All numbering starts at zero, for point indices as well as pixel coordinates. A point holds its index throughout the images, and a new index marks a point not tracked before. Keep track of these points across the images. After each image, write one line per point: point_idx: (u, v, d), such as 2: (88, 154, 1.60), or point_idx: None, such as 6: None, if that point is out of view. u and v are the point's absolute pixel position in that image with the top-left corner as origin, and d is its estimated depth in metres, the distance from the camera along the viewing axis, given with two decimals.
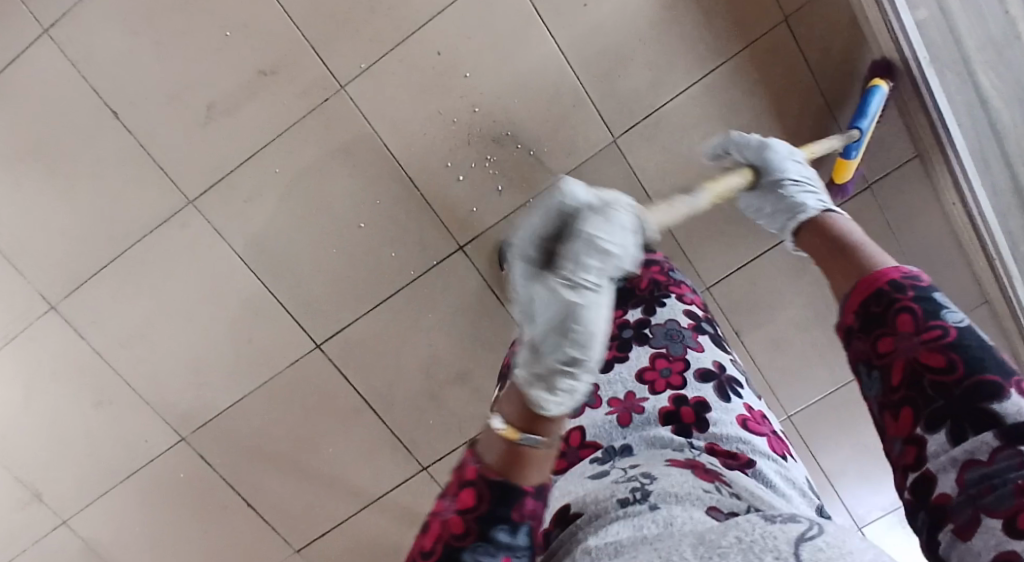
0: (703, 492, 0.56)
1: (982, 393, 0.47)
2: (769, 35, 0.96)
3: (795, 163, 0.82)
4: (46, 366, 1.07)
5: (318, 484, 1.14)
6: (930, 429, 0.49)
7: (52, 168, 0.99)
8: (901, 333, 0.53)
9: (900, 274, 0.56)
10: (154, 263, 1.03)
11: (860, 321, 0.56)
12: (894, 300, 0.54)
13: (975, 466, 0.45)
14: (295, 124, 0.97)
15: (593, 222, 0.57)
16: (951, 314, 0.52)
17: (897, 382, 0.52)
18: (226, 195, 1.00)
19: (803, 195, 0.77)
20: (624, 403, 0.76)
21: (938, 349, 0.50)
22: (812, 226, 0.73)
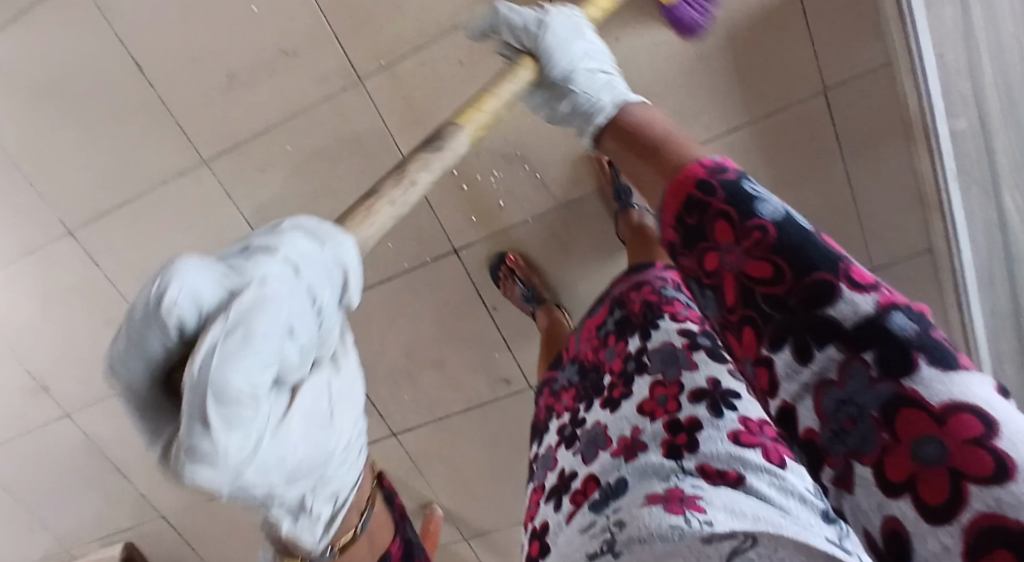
0: (665, 527, 0.54)
1: (818, 295, 0.44)
2: (803, 106, 0.92)
3: (583, 47, 0.84)
4: (60, 283, 1.15)
5: None
6: (775, 347, 0.47)
7: (75, 107, 1.02)
8: (723, 245, 0.51)
9: (705, 170, 0.55)
10: (166, 210, 1.08)
11: (678, 236, 0.55)
12: (708, 207, 0.52)
13: (830, 387, 0.43)
14: (310, 107, 0.98)
15: (219, 356, 0.43)
16: (766, 206, 0.50)
17: (733, 301, 0.50)
18: (239, 162, 1.03)
19: (594, 89, 0.83)
20: (628, 444, 0.69)
21: (759, 256, 0.48)
22: (616, 126, 0.78)
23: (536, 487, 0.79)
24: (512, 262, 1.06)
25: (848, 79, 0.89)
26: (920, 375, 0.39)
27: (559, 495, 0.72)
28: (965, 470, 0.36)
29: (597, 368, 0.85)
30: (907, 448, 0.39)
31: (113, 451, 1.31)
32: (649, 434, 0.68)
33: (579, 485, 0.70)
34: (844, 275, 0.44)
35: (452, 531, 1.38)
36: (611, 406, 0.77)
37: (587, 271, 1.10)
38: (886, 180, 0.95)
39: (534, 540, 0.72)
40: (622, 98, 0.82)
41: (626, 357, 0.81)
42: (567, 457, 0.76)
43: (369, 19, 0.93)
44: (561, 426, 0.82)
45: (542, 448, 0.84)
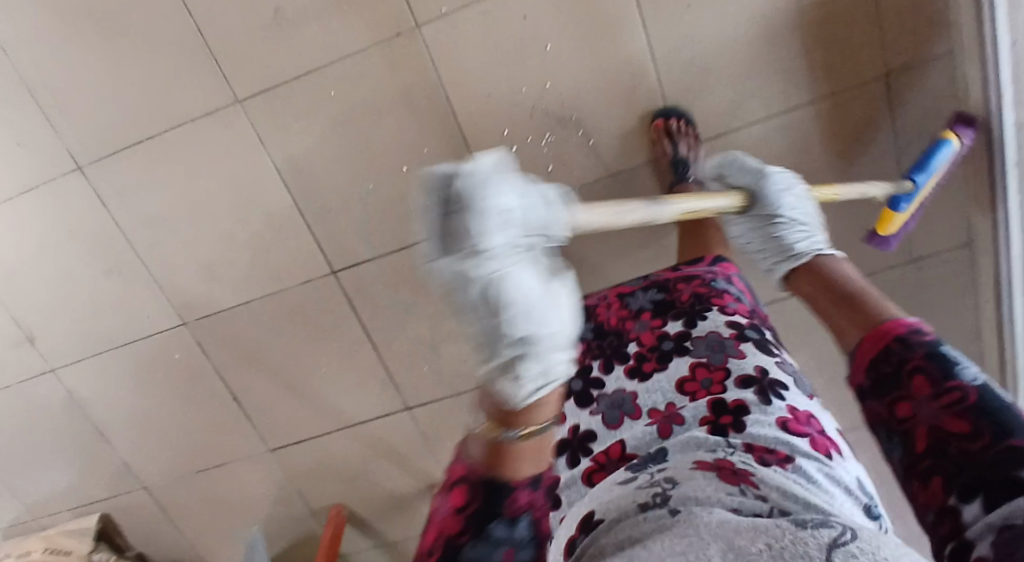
0: (727, 495, 0.49)
1: (1004, 459, 0.43)
2: (865, 87, 0.91)
3: (802, 201, 0.76)
4: (61, 223, 1.07)
5: (309, 394, 1.19)
6: (964, 499, 0.44)
7: (104, 31, 0.96)
8: (919, 397, 0.51)
9: (905, 329, 0.56)
10: (189, 151, 1.01)
11: (871, 382, 0.56)
12: (907, 361, 0.53)
13: (1007, 530, 0.40)
14: (361, 52, 0.94)
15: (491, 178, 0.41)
16: (968, 371, 0.50)
17: (922, 449, 0.49)
18: (276, 104, 0.97)
19: (795, 236, 0.75)
20: (662, 416, 0.69)
21: (960, 414, 0.47)
22: (816, 280, 0.72)
23: None
24: None
25: (912, 64, 0.90)
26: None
27: (576, 453, 0.71)
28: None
29: (619, 335, 0.80)
30: None
31: (97, 412, 1.22)
32: (690, 412, 0.67)
33: (603, 445, 0.70)
34: None
35: None
36: (641, 376, 0.75)
37: (626, 249, 1.06)
38: None
39: None
40: (819, 255, 0.74)
41: (662, 335, 0.77)
42: (582, 415, 0.75)
43: None
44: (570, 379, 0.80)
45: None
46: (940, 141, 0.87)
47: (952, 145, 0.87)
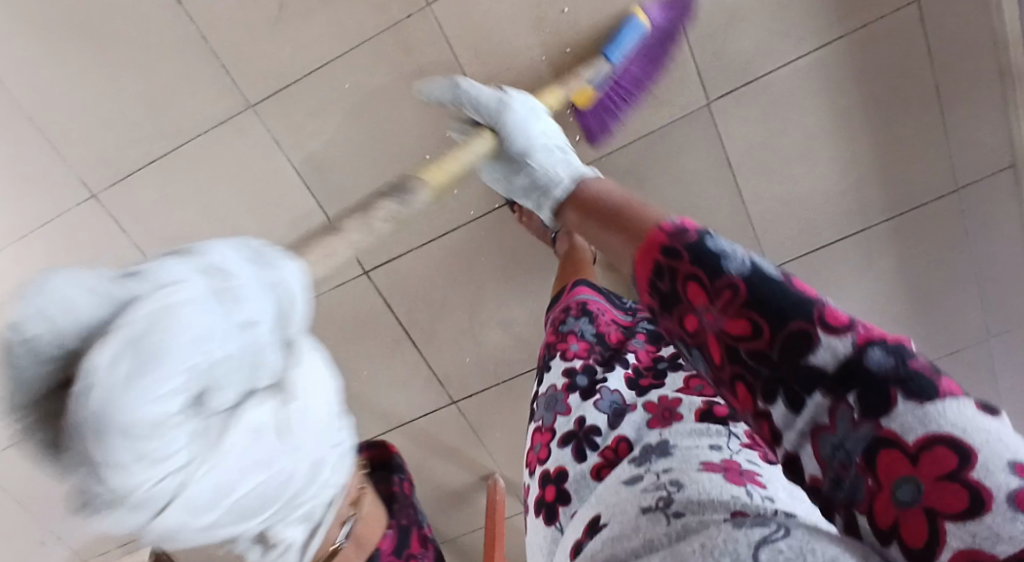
0: (731, 497, 0.46)
1: (792, 349, 0.39)
2: (896, 16, 0.88)
3: (544, 128, 0.85)
4: (80, 255, 1.03)
5: (354, 398, 1.17)
6: (769, 400, 0.40)
7: (99, 50, 0.91)
8: (698, 306, 0.44)
9: (665, 236, 0.47)
10: (204, 165, 0.97)
11: (653, 301, 0.47)
12: (677, 271, 0.45)
13: (824, 436, 0.38)
14: (371, 39, 0.90)
15: (108, 389, 0.33)
16: (733, 261, 0.43)
17: (719, 360, 0.43)
18: (290, 104, 0.93)
19: (551, 163, 0.82)
20: (662, 413, 0.64)
21: (733, 313, 0.41)
22: (587, 204, 0.65)
23: (541, 428, 0.71)
24: None
25: None
26: (894, 411, 0.35)
27: (581, 444, 0.65)
28: (939, 508, 0.33)
29: (620, 346, 0.78)
30: (888, 490, 0.35)
31: None
32: (686, 407, 0.63)
33: (607, 442, 0.63)
34: (818, 319, 0.38)
35: (515, 502, 1.31)
36: (638, 389, 0.70)
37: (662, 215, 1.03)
38: (974, 91, 0.92)
39: (544, 486, 0.64)
40: (584, 173, 0.79)
41: (659, 356, 0.76)
42: (584, 406, 0.69)
43: None
44: (570, 369, 0.74)
45: (545, 388, 0.75)
46: (628, 17, 0.89)
47: (642, 22, 0.89)
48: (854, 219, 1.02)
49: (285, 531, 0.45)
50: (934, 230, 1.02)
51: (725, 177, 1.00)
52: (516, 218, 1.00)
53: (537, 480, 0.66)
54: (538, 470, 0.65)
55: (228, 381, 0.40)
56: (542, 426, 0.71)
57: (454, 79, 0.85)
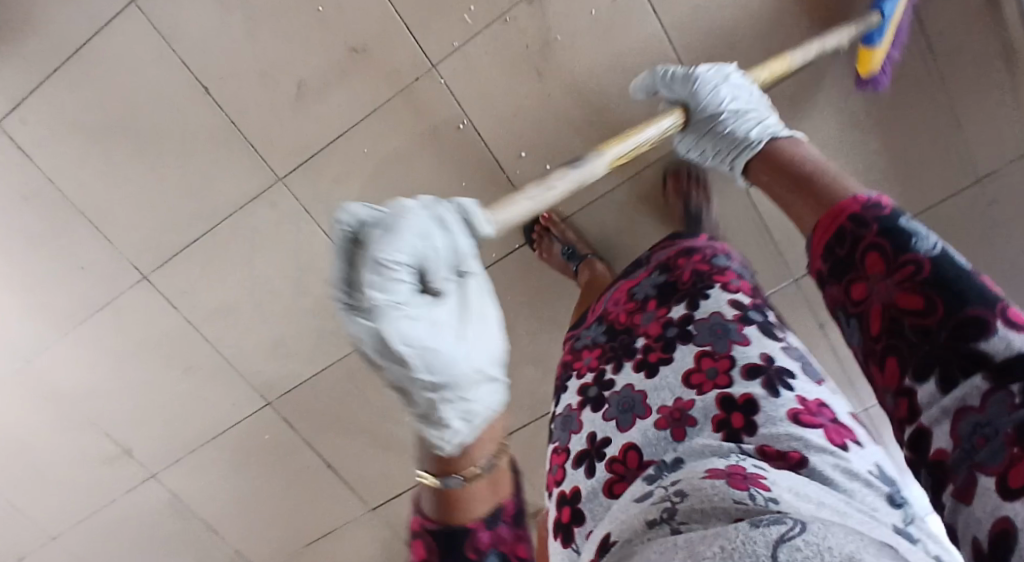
0: (733, 502, 0.50)
1: (961, 329, 0.42)
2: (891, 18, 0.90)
3: (731, 85, 0.80)
4: (137, 332, 1.11)
5: (398, 444, 1.21)
6: (918, 379, 0.43)
7: (139, 143, 0.99)
8: (874, 275, 0.49)
9: (860, 206, 0.53)
10: (242, 237, 1.04)
11: (828, 266, 0.54)
12: (861, 239, 0.51)
13: (967, 416, 0.39)
14: (385, 104, 0.95)
15: (385, 243, 0.49)
16: (924, 242, 0.47)
17: (876, 330, 0.48)
18: (315, 173, 0.99)
19: (740, 123, 0.78)
20: (673, 418, 0.69)
21: (909, 288, 0.46)
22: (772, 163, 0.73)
23: (558, 449, 0.78)
24: (547, 220, 1.02)
25: None
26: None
27: (594, 462, 0.71)
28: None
29: (629, 331, 0.84)
30: None
31: (203, 507, 1.26)
32: (700, 408, 0.68)
33: (617, 453, 0.69)
34: (1000, 312, 0.41)
35: None
36: (648, 369, 0.77)
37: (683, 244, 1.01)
38: (983, 83, 0.92)
39: (561, 505, 0.71)
40: (780, 135, 0.76)
41: (668, 323, 0.81)
42: (595, 420, 0.76)
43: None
44: (583, 386, 0.82)
45: (560, 409, 0.83)
46: None
47: None
48: None
49: (447, 412, 0.53)
50: (962, 227, 0.98)
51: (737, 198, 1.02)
52: (537, 254, 1.03)
53: (556, 499, 0.73)
54: (556, 491, 0.72)
55: (447, 265, 0.54)
56: (559, 446, 0.79)
57: (654, 68, 0.85)
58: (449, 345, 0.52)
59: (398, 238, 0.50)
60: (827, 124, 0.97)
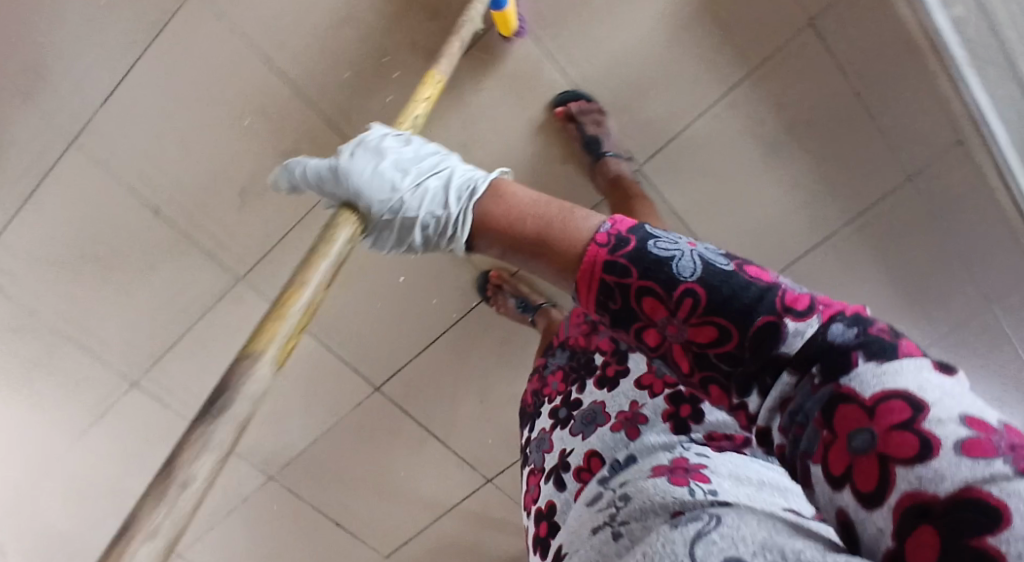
0: (671, 500, 0.56)
1: (759, 344, 0.43)
2: (794, 42, 0.90)
3: (398, 159, 0.67)
4: (137, 434, 1.17)
5: (399, 496, 1.26)
6: (743, 391, 0.45)
7: (104, 266, 1.03)
8: (658, 320, 0.47)
9: (607, 250, 0.49)
10: (215, 335, 1.09)
11: (609, 312, 0.49)
12: (628, 288, 0.47)
13: (790, 407, 0.42)
14: (326, 196, 0.99)
15: None
16: (684, 265, 0.46)
17: (687, 365, 0.47)
18: (271, 268, 1.04)
19: (424, 201, 0.65)
20: (628, 417, 0.73)
21: (696, 320, 0.45)
22: (493, 227, 0.60)
23: (533, 470, 0.81)
24: (497, 277, 1.06)
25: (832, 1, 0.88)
26: (854, 371, 0.40)
27: (561, 476, 0.74)
28: (891, 454, 0.37)
29: (587, 350, 0.86)
30: (843, 441, 0.39)
31: None
32: (652, 407, 0.73)
33: (581, 462, 0.72)
34: (783, 308, 0.43)
35: None
36: (607, 383, 0.79)
37: None
38: (900, 89, 0.91)
39: (539, 520, 0.74)
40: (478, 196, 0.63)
41: (617, 337, 0.83)
42: (566, 439, 0.77)
43: (353, 93, 0.92)
44: (554, 409, 0.84)
45: (535, 432, 0.85)
46: None
47: None
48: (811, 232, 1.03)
49: None
50: (898, 222, 1.00)
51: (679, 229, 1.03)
52: (494, 308, 1.07)
53: (534, 516, 0.76)
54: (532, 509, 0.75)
55: None
56: (535, 466, 0.81)
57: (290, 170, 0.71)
58: None
59: None
60: (750, 146, 0.97)
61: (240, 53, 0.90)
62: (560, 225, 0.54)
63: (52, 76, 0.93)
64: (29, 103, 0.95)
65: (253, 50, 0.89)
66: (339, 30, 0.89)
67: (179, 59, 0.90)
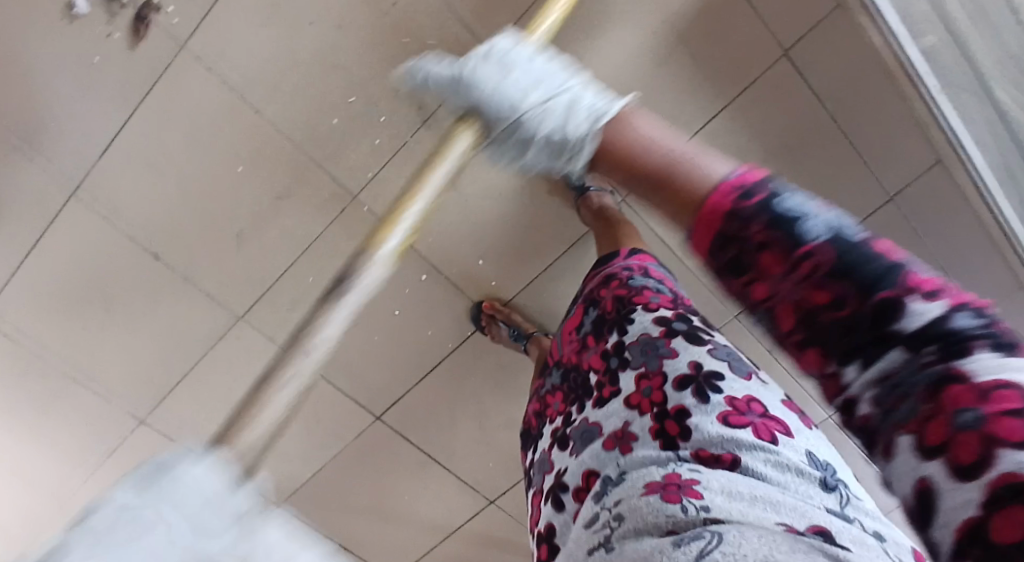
0: (664, 518, 0.51)
1: (880, 316, 0.34)
2: (772, 72, 0.91)
3: (526, 73, 0.67)
4: (148, 467, 1.21)
5: (404, 517, 1.30)
6: (841, 363, 0.36)
7: (107, 312, 1.06)
8: (768, 276, 0.38)
9: (732, 198, 0.39)
10: (219, 371, 1.12)
11: (715, 260, 0.40)
12: (746, 238, 0.38)
13: (890, 384, 0.35)
14: (320, 236, 1.01)
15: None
16: (812, 224, 0.37)
17: (788, 328, 0.38)
18: (271, 306, 1.06)
19: (546, 118, 0.61)
20: (619, 436, 0.65)
21: (816, 281, 0.36)
22: (610, 156, 0.49)
23: (535, 492, 0.74)
24: (491, 307, 1.07)
25: (806, 33, 0.89)
26: (974, 357, 0.32)
27: (558, 498, 0.67)
28: (997, 438, 0.30)
29: (579, 368, 0.79)
30: (945, 417, 0.32)
31: None
32: (639, 425, 0.64)
33: (578, 482, 0.65)
34: (909, 285, 0.34)
35: None
36: (599, 403, 0.71)
37: None
38: (878, 117, 0.93)
39: (541, 543, 0.68)
40: (605, 114, 0.53)
41: (607, 353, 0.75)
42: (564, 459, 0.70)
43: (342, 139, 0.95)
44: (554, 430, 0.76)
45: (536, 454, 0.77)
46: None
47: None
48: None
49: None
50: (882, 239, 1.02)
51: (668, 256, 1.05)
52: (488, 337, 1.09)
53: (536, 540, 0.70)
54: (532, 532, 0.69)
55: None
56: (536, 489, 0.74)
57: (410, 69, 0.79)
58: None
59: None
60: (734, 174, 0.99)
61: (230, 104, 0.92)
62: (688, 161, 0.43)
63: (42, 132, 0.92)
64: (19, 159, 0.94)
65: (242, 101, 0.92)
66: (326, 79, 0.91)
67: (169, 112, 0.92)
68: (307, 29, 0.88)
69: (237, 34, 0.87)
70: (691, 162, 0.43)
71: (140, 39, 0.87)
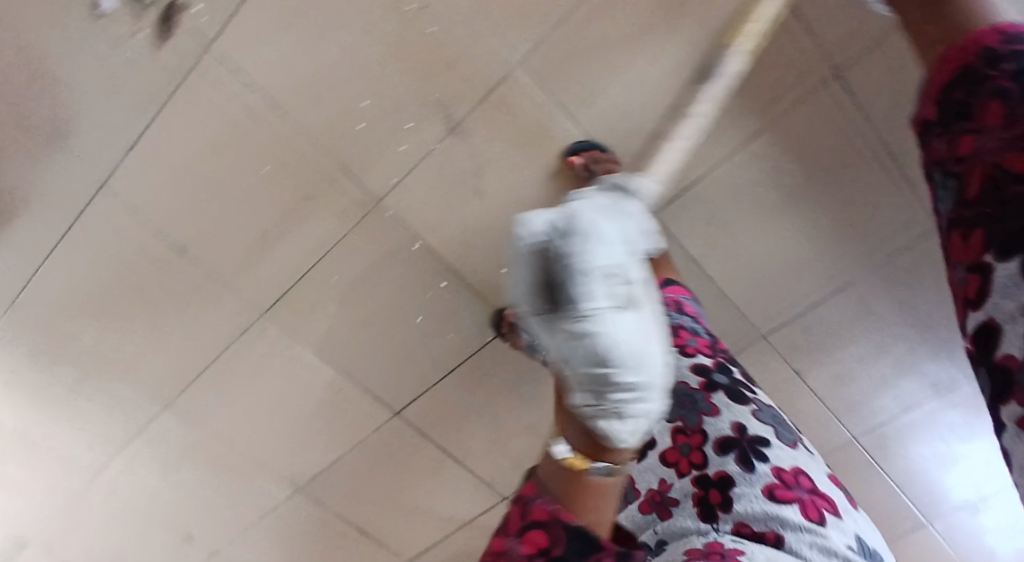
0: None
1: None
2: (819, 92, 0.87)
3: None
4: (173, 446, 1.25)
5: (419, 509, 1.32)
6: (1000, 258, 0.45)
7: (136, 300, 1.08)
8: (985, 129, 0.48)
9: (996, 38, 0.49)
10: (241, 362, 1.13)
11: (939, 115, 0.52)
12: (984, 85, 0.48)
13: None
14: (342, 239, 1.00)
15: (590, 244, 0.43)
16: None
17: (972, 192, 0.48)
18: (293, 303, 1.07)
19: None
20: (655, 498, 0.63)
21: (1022, 148, 0.44)
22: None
23: None
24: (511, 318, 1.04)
25: (859, 53, 0.84)
26: None
27: None
28: None
29: None
30: None
31: None
32: (678, 489, 0.62)
33: None
34: None
35: None
36: None
37: None
38: None
39: None
40: None
41: None
42: None
43: (366, 145, 0.93)
44: None
45: None
46: None
47: None
48: (833, 277, 1.00)
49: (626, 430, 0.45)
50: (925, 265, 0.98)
51: (699, 272, 1.02)
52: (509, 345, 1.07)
53: None
54: None
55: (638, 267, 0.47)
56: None
57: None
58: (642, 349, 0.44)
59: (598, 241, 0.44)
60: (772, 196, 0.94)
61: (255, 105, 0.90)
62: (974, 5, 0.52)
63: (75, 125, 0.94)
64: (57, 151, 0.97)
65: (266, 103, 0.90)
66: (353, 84, 0.89)
67: (197, 111, 0.91)
68: (336, 31, 0.86)
69: (263, 36, 0.86)
70: (982, 7, 0.52)
71: (165, 37, 0.87)
